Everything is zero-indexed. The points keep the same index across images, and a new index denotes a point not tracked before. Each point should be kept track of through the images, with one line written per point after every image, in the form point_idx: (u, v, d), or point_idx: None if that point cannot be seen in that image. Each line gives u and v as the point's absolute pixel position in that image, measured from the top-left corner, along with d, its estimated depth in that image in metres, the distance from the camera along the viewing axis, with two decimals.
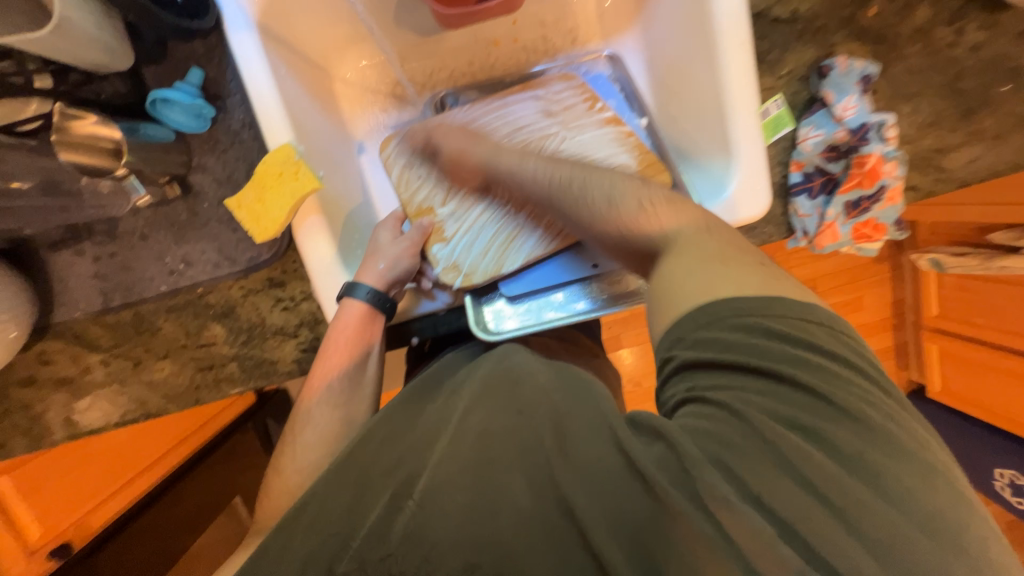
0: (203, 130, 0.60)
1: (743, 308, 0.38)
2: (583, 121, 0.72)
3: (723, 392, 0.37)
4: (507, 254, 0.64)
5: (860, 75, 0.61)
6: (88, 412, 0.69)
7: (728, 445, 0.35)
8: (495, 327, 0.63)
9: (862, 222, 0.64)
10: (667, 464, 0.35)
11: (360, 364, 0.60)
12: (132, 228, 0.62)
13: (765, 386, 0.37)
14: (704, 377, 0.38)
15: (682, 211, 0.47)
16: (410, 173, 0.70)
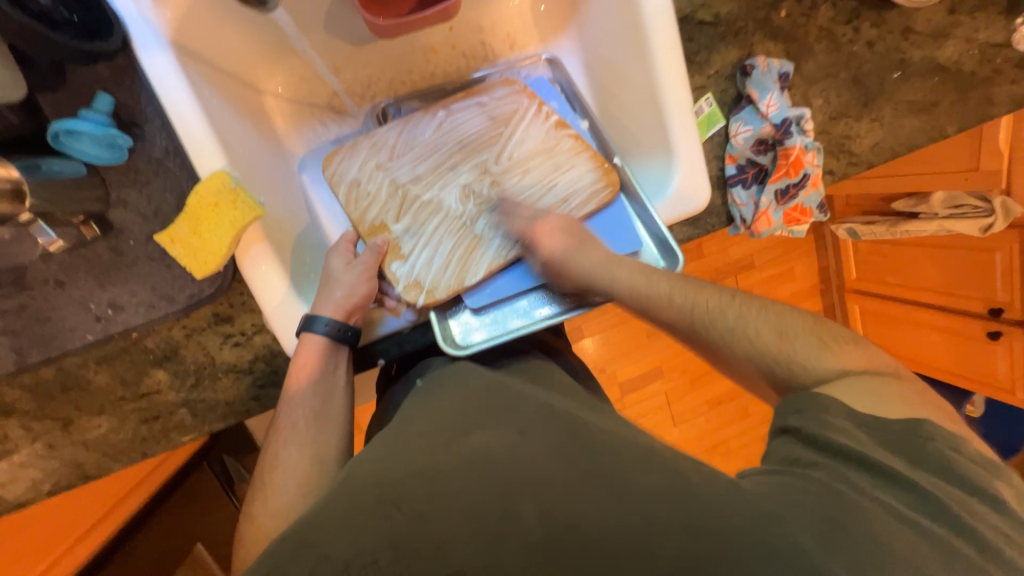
0: (122, 160, 0.55)
1: (847, 410, 0.44)
2: (529, 126, 0.73)
3: (815, 461, 0.42)
4: (468, 266, 0.64)
5: (779, 73, 0.66)
6: (13, 484, 0.61)
7: (802, 499, 0.39)
8: (463, 341, 0.64)
9: (792, 207, 0.68)
10: (736, 502, 0.38)
11: (328, 395, 0.58)
12: (45, 274, 0.56)
13: (850, 455, 0.42)
14: (803, 451, 0.43)
15: (821, 330, 0.50)
16: (359, 191, 0.68)
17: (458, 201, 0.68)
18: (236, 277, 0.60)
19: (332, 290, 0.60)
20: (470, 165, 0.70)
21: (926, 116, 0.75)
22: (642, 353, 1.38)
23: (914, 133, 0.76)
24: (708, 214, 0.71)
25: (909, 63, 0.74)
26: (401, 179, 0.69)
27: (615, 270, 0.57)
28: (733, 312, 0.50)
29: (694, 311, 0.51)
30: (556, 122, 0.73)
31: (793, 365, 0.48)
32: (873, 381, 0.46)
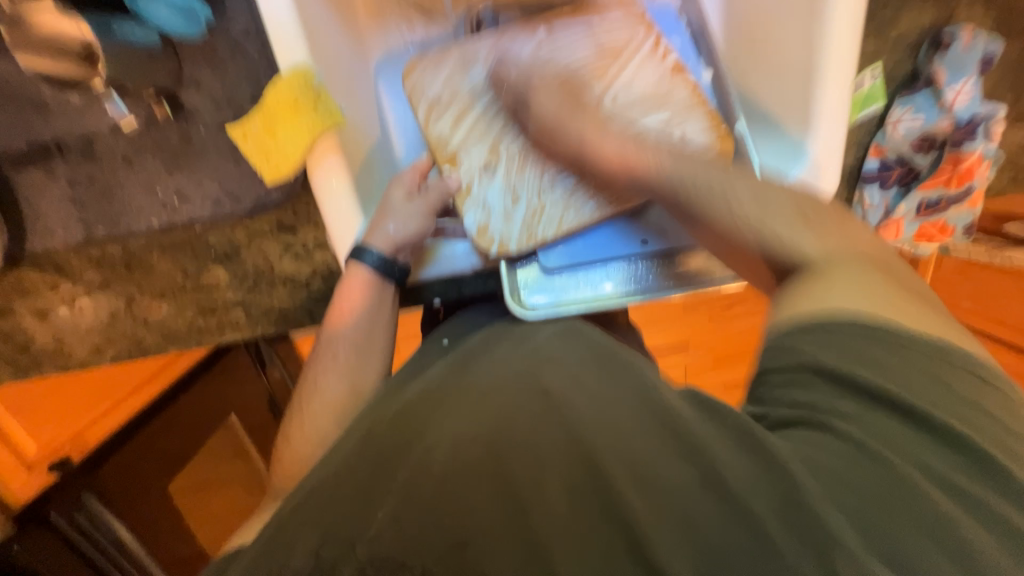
0: (199, 35, 0.48)
1: (893, 334, 0.31)
2: (641, 66, 0.62)
3: (836, 412, 0.30)
4: (556, 216, 0.57)
5: (983, 54, 0.53)
6: (81, 346, 0.64)
7: (830, 466, 0.28)
8: (527, 301, 0.58)
9: (931, 222, 0.59)
10: (751, 475, 0.28)
11: (363, 331, 0.55)
12: (113, 149, 0.52)
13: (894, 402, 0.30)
14: (822, 398, 0.31)
15: (799, 205, 0.39)
16: (436, 112, 0.60)
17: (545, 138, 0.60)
18: (304, 187, 0.56)
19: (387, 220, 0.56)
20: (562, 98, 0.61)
21: None
22: (672, 324, 1.32)
23: None
24: None
25: None
26: (484, 106, 0.60)
27: (608, 138, 0.51)
28: (712, 172, 0.42)
29: (676, 178, 0.44)
30: (676, 65, 0.61)
31: (805, 252, 0.36)
32: (861, 278, 0.34)
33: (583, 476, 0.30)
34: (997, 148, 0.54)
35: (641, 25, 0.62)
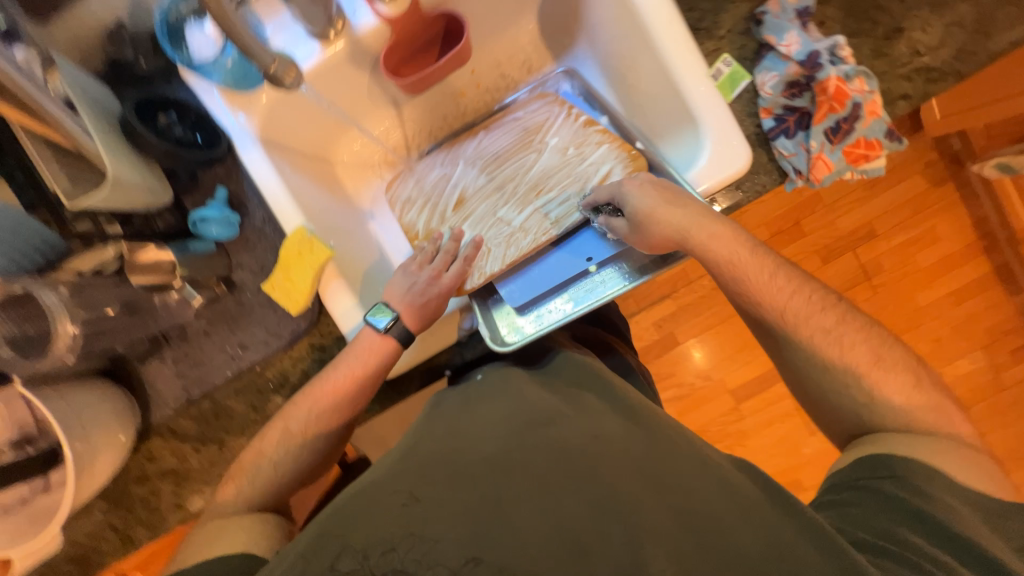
0: (235, 234, 0.71)
1: (928, 476, 0.49)
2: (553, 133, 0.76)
3: (893, 524, 0.48)
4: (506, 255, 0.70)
5: (797, 10, 0.62)
6: (192, 493, 0.79)
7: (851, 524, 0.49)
8: (511, 339, 0.66)
9: (853, 143, 0.61)
10: (795, 531, 0.45)
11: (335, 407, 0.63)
12: (197, 328, 0.73)
13: (919, 517, 0.48)
14: (883, 518, 0.49)
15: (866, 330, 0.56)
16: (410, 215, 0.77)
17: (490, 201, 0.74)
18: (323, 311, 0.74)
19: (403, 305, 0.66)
20: (497, 171, 0.77)
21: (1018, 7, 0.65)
22: None
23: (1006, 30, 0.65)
24: (754, 173, 0.66)
25: None
26: (448, 194, 0.77)
27: (704, 233, 0.57)
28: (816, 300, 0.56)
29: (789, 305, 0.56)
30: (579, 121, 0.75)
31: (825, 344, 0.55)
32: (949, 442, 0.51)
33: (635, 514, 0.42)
34: (857, 65, 0.60)
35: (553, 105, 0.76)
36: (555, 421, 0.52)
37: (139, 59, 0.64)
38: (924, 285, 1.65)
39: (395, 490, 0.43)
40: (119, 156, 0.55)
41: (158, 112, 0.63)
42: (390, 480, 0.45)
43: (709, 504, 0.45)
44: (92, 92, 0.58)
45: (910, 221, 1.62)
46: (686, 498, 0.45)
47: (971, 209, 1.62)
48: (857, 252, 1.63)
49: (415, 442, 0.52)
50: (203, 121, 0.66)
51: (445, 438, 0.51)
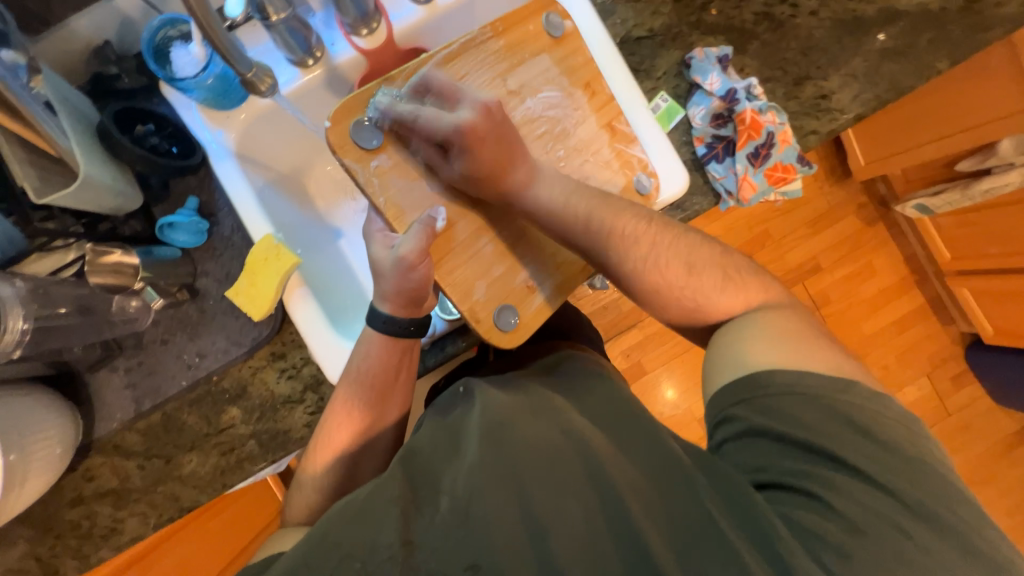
0: (203, 242, 0.73)
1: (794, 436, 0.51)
2: (609, 149, 0.69)
3: (767, 456, 0.50)
4: (410, 151, 0.62)
5: (718, 57, 0.74)
6: (130, 517, 0.74)
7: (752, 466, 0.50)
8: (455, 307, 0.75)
9: (772, 167, 0.73)
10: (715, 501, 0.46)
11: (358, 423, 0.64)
12: (154, 336, 0.72)
13: (774, 433, 0.50)
14: (748, 446, 0.51)
15: None
16: (468, 273, 0.62)
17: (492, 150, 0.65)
18: (285, 319, 0.74)
19: (396, 296, 0.60)
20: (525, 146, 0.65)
21: (902, 59, 0.78)
22: None
23: (893, 77, 0.78)
24: (693, 195, 0.74)
25: (865, 20, 0.78)
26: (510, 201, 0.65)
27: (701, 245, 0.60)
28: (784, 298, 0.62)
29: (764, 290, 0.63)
30: (608, 125, 0.69)
31: None
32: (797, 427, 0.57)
33: (589, 507, 0.44)
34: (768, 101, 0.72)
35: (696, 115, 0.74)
36: (522, 421, 0.51)
37: (123, 75, 0.69)
38: (867, 315, 1.77)
39: (372, 506, 0.43)
40: (92, 158, 0.58)
41: (136, 122, 0.67)
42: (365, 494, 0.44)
43: (649, 481, 0.47)
44: (69, 97, 0.60)
45: (849, 256, 1.76)
46: (633, 478, 0.47)
47: (901, 246, 1.78)
48: (805, 284, 1.74)
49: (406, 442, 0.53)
50: (180, 134, 0.70)
51: (425, 447, 0.50)
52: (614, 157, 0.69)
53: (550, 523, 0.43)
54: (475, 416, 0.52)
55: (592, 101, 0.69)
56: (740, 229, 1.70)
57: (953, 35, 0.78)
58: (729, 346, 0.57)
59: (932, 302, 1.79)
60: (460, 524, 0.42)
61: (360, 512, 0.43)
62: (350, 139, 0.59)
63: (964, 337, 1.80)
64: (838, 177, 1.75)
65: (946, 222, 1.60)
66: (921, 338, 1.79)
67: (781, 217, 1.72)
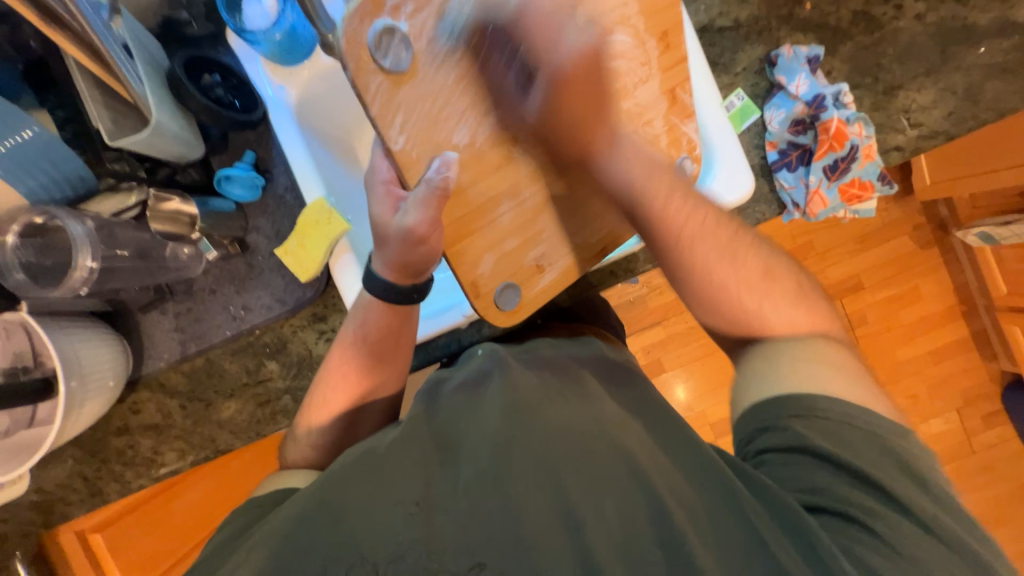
0: (257, 198, 0.74)
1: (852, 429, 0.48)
2: (662, 121, 0.62)
3: (817, 476, 0.46)
4: (439, 84, 0.52)
5: (807, 57, 0.69)
6: (169, 451, 0.78)
7: (806, 479, 0.46)
8: None
9: (847, 183, 0.69)
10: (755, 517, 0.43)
11: (359, 390, 0.64)
12: (205, 285, 0.74)
13: (822, 453, 0.46)
14: (795, 465, 0.47)
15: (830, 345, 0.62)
16: (478, 244, 0.59)
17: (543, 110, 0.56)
18: (329, 283, 0.75)
19: (400, 264, 0.58)
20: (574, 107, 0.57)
21: (1010, 76, 0.71)
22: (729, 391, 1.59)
23: (998, 95, 0.71)
24: (756, 202, 0.71)
25: (975, 28, 0.71)
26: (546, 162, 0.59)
27: (763, 282, 0.58)
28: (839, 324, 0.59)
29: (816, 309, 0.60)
30: (670, 92, 0.61)
31: None
32: None
33: (629, 501, 0.43)
34: (856, 111, 0.67)
35: (776, 120, 0.70)
36: (546, 399, 0.52)
37: (193, 22, 0.68)
38: (903, 342, 1.70)
39: (400, 465, 0.46)
40: (162, 106, 0.58)
41: (204, 71, 0.66)
42: (395, 452, 0.48)
43: (676, 483, 0.45)
44: (144, 41, 0.60)
45: (895, 278, 1.68)
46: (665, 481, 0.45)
47: (953, 273, 1.69)
48: (843, 301, 1.68)
49: (439, 398, 0.56)
50: (243, 87, 0.69)
51: (454, 413, 0.53)
52: (665, 131, 0.62)
53: (583, 509, 0.42)
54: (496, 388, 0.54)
55: (663, 57, 0.60)
56: (781, 238, 1.64)
57: None
58: (760, 370, 0.54)
59: (977, 337, 1.71)
60: (481, 489, 0.43)
61: (374, 466, 0.47)
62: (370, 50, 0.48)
63: (1005, 377, 1.72)
64: (898, 193, 1.65)
65: (1009, 254, 1.50)
66: (958, 372, 1.72)
67: (830, 229, 1.65)
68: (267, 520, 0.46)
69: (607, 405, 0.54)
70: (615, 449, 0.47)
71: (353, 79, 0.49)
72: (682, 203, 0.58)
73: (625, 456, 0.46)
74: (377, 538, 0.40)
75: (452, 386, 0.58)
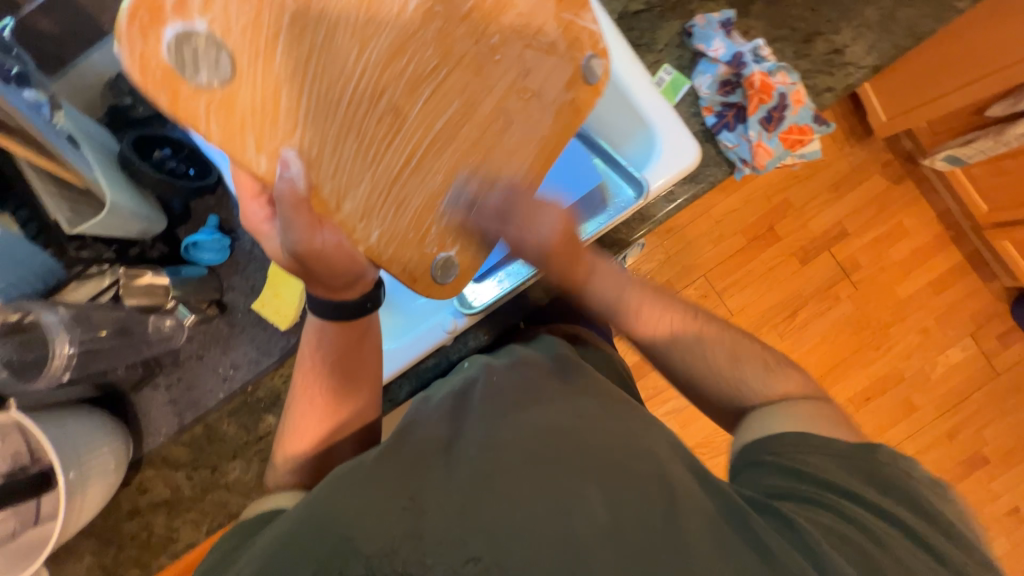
0: (227, 258, 0.75)
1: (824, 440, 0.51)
2: (553, 27, 0.53)
3: (795, 477, 0.49)
4: (284, 82, 0.42)
5: (720, 22, 0.72)
6: (184, 525, 0.78)
7: (782, 481, 0.49)
8: (474, 303, 0.72)
9: (787, 130, 0.71)
10: (732, 508, 0.47)
11: (336, 414, 0.64)
12: (190, 351, 0.75)
13: (801, 472, 0.49)
14: (776, 476, 0.50)
15: None
16: (393, 234, 0.51)
17: (412, 64, 0.47)
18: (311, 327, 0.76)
19: (327, 285, 0.56)
20: (448, 44, 0.49)
21: (918, 3, 0.74)
22: None
23: (912, 22, 0.74)
24: (705, 166, 0.73)
25: None
26: (449, 128, 0.51)
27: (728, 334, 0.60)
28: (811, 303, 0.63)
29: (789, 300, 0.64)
30: None
31: None
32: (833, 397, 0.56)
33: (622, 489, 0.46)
34: (776, 61, 0.70)
35: (708, 86, 0.72)
36: (530, 409, 0.56)
37: (138, 105, 0.69)
38: (900, 278, 1.70)
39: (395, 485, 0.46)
40: (117, 187, 0.60)
41: (154, 148, 0.68)
42: (385, 471, 0.48)
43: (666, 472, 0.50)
44: (91, 130, 0.63)
45: (877, 217, 1.69)
46: (652, 470, 0.49)
47: (933, 201, 1.70)
48: (831, 250, 1.68)
49: (416, 422, 0.58)
50: (194, 156, 0.71)
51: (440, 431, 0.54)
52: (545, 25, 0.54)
53: (577, 497, 0.45)
54: (481, 409, 0.57)
55: None
56: (757, 200, 1.66)
57: None
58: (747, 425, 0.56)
59: (971, 259, 1.71)
60: (474, 490, 0.46)
61: (366, 479, 0.47)
62: (178, 73, 0.38)
63: (1009, 293, 1.72)
64: (858, 136, 1.67)
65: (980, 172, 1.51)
66: (962, 297, 1.71)
67: (802, 182, 1.66)
68: (254, 545, 0.46)
69: (589, 402, 0.58)
70: (602, 443, 0.51)
71: (172, 114, 0.39)
72: (653, 303, 0.61)
73: (613, 453, 0.50)
74: (372, 538, 0.41)
75: (433, 405, 0.61)
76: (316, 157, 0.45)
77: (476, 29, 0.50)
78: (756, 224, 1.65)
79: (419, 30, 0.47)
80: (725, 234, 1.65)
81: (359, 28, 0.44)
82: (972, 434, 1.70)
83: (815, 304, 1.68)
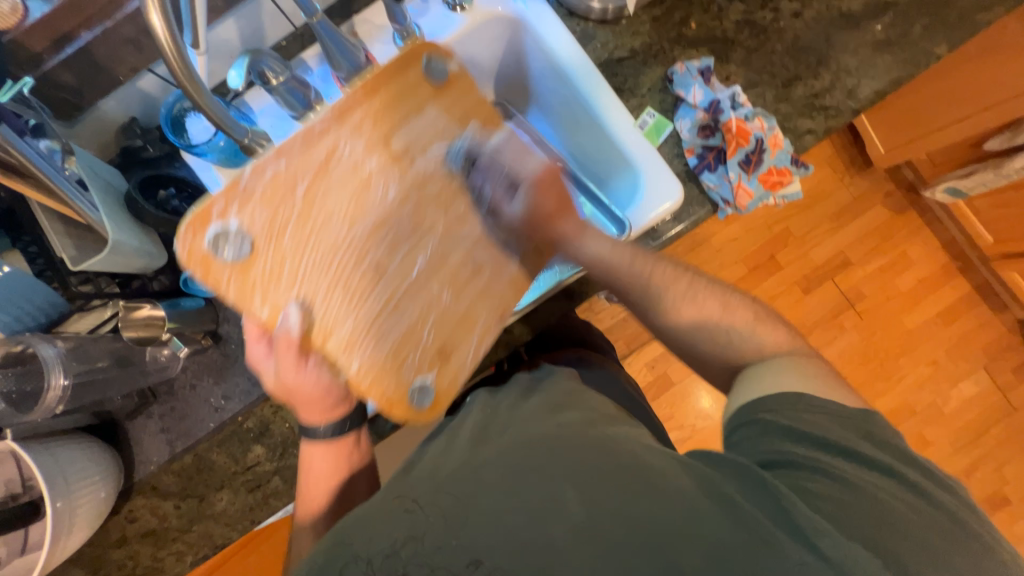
0: None
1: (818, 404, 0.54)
2: (519, 184, 0.58)
3: (783, 445, 0.52)
4: (290, 255, 0.48)
5: (699, 69, 0.75)
6: (169, 555, 0.78)
7: (774, 449, 0.52)
8: None
9: (766, 172, 0.73)
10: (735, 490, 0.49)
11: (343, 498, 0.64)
12: (185, 381, 0.77)
13: (792, 431, 0.53)
14: (767, 438, 0.54)
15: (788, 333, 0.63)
16: (373, 378, 0.52)
17: (399, 231, 0.52)
18: None
19: (313, 406, 0.59)
20: (427, 210, 0.53)
21: (895, 50, 0.76)
22: None
23: (889, 68, 0.76)
24: (690, 205, 0.74)
25: (850, 14, 0.77)
26: (431, 277, 0.54)
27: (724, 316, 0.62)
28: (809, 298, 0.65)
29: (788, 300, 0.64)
30: (514, 152, 0.57)
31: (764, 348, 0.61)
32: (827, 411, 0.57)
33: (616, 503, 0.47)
34: (753, 108, 0.72)
35: (690, 129, 0.75)
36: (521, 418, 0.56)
37: (148, 146, 0.75)
38: (907, 308, 1.67)
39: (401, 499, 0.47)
40: (120, 226, 0.63)
41: (159, 187, 0.72)
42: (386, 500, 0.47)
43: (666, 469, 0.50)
44: (101, 172, 0.67)
45: (880, 246, 1.68)
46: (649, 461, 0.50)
47: (937, 232, 1.69)
48: (834, 279, 1.67)
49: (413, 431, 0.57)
50: (197, 194, 0.75)
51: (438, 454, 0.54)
52: None
53: (563, 504, 0.46)
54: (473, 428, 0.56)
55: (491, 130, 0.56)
56: (757, 230, 1.66)
57: (948, 21, 0.76)
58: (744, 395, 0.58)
59: (980, 290, 1.68)
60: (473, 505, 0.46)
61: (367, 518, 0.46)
62: (206, 255, 0.46)
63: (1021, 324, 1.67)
64: (857, 167, 1.68)
65: (983, 204, 1.50)
66: (972, 328, 1.67)
67: (802, 212, 1.66)
68: None
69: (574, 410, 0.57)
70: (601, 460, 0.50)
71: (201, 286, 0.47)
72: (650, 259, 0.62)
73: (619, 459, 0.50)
74: (374, 543, 0.43)
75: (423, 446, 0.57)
76: (313, 306, 0.50)
77: (456, 193, 0.55)
78: (756, 253, 1.65)
79: (401, 202, 0.52)
80: (725, 264, 1.65)
81: (350, 211, 0.50)
82: (992, 471, 1.63)
83: (820, 333, 1.66)
